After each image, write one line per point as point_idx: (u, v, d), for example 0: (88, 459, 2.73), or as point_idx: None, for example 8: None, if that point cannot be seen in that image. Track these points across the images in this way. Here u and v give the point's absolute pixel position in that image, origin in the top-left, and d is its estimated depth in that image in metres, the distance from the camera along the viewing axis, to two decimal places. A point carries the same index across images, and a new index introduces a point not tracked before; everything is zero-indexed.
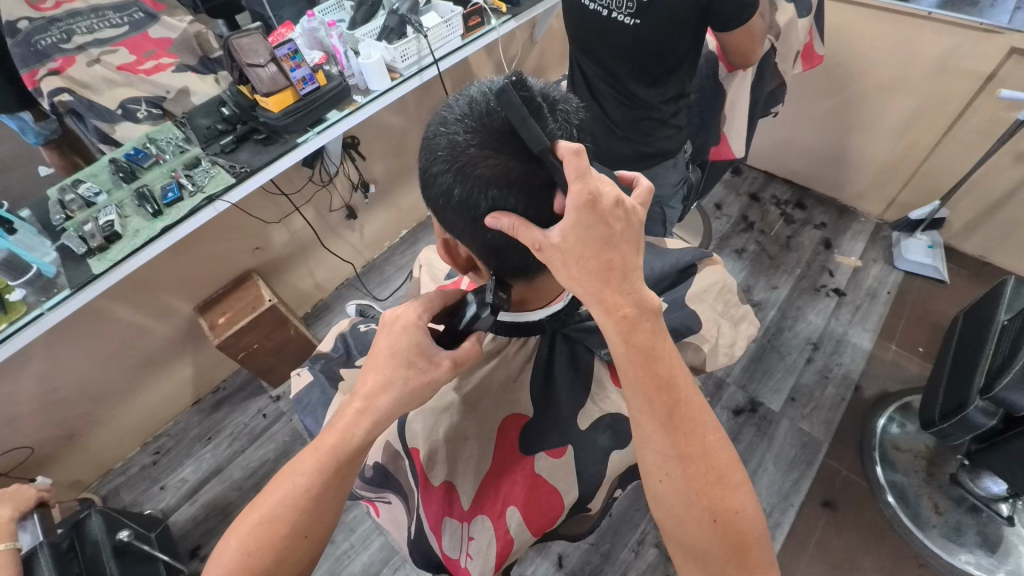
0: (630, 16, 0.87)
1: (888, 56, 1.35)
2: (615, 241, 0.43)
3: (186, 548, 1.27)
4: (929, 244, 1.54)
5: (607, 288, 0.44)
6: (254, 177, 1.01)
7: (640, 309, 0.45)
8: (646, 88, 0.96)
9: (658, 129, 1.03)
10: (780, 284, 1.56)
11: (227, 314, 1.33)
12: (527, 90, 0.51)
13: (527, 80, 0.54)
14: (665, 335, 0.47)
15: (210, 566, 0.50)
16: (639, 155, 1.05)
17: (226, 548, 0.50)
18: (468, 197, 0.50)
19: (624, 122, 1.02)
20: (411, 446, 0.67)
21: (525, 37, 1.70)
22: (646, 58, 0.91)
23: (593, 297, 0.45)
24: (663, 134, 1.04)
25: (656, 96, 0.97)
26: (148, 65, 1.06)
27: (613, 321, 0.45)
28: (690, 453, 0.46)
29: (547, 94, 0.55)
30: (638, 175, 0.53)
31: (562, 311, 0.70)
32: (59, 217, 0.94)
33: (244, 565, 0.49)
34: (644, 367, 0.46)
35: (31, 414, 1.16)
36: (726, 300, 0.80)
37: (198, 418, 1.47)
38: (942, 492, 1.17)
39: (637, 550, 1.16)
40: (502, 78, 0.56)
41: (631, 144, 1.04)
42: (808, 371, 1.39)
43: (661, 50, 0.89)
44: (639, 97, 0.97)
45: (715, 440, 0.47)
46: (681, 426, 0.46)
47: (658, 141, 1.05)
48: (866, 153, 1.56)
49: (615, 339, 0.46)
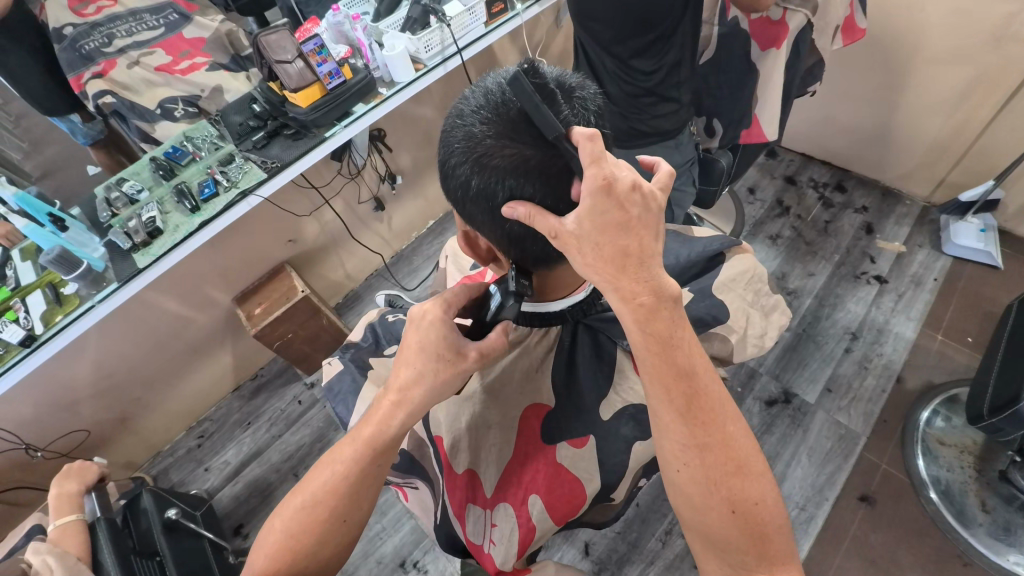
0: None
1: (938, 26, 1.27)
2: (631, 226, 0.43)
3: (230, 526, 1.34)
4: (982, 227, 1.45)
5: (624, 275, 0.43)
6: (284, 172, 1.04)
7: (657, 297, 0.45)
8: (643, 60, 0.93)
9: (656, 105, 1.01)
10: (817, 271, 1.50)
11: (263, 305, 1.38)
12: (540, 77, 0.51)
13: (542, 67, 0.53)
14: (685, 323, 0.47)
15: (261, 542, 0.54)
16: (636, 131, 1.06)
17: (273, 528, 0.54)
18: (485, 188, 0.49)
19: (619, 98, 1.01)
20: (435, 434, 0.69)
21: (550, 22, 1.66)
22: (639, 27, 0.87)
23: (610, 284, 0.44)
24: (663, 110, 1.01)
25: (652, 69, 0.94)
26: (184, 64, 1.10)
27: (630, 309, 0.44)
28: (708, 443, 0.45)
29: (564, 81, 0.54)
30: (658, 159, 0.51)
31: (584, 300, 0.70)
32: (106, 214, 0.99)
33: (288, 545, 0.52)
34: (662, 356, 0.45)
35: (89, 398, 1.24)
36: (756, 290, 0.78)
37: (238, 403, 1.54)
38: (990, 489, 1.12)
39: (664, 540, 1.15)
40: (518, 66, 0.56)
41: (626, 120, 1.04)
42: (846, 361, 1.34)
43: (653, 17, 0.86)
44: (635, 70, 0.95)
45: (735, 430, 0.46)
46: (700, 416, 0.45)
47: (658, 117, 1.02)
48: (912, 132, 1.47)
49: (632, 328, 0.45)
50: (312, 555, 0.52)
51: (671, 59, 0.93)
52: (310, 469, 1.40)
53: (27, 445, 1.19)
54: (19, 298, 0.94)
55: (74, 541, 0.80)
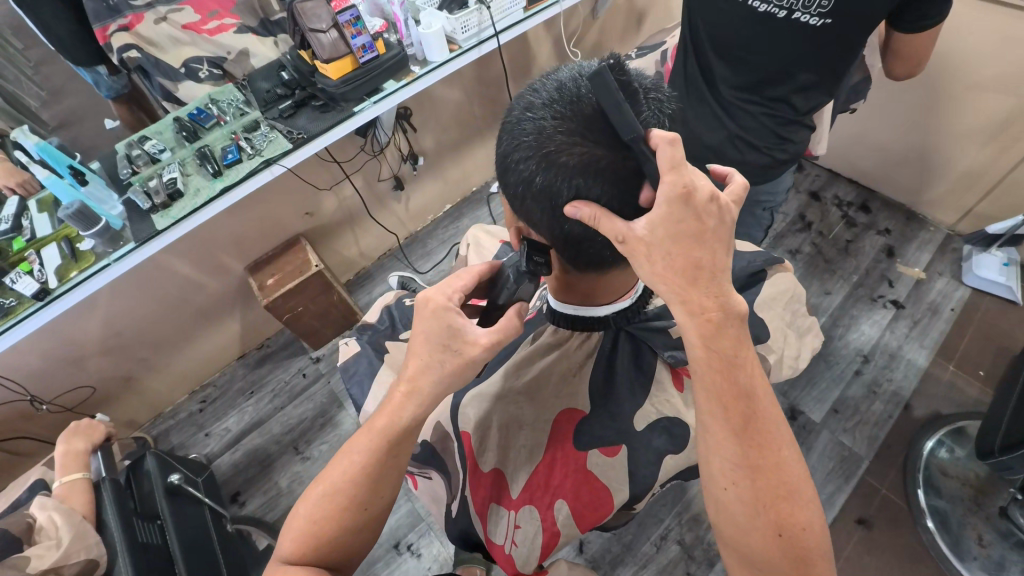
0: (818, 16, 0.83)
1: (985, 52, 1.24)
2: (706, 238, 0.42)
3: (227, 493, 1.34)
4: (1005, 261, 1.43)
5: (693, 288, 0.43)
6: (312, 144, 1.02)
7: (726, 313, 0.44)
8: (797, 95, 0.96)
9: (793, 134, 1.02)
10: (834, 290, 1.49)
11: (275, 276, 1.37)
12: (623, 75, 0.49)
13: (622, 64, 0.52)
14: (748, 343, 0.46)
15: (285, 528, 0.53)
16: (773, 161, 1.05)
17: (297, 513, 0.53)
18: (550, 185, 0.48)
19: (759, 129, 1.01)
20: (462, 429, 0.69)
21: (586, 12, 1.64)
22: (811, 64, 0.89)
23: (677, 296, 0.44)
24: (802, 135, 1.04)
25: (804, 103, 0.97)
26: (212, 25, 1.09)
27: (697, 323, 0.44)
28: (761, 465, 0.44)
29: (641, 81, 0.53)
30: (733, 170, 0.51)
31: (629, 307, 0.71)
32: (127, 171, 0.98)
33: (310, 532, 0.51)
34: (723, 374, 0.45)
35: (96, 355, 1.24)
36: (793, 310, 0.77)
37: (243, 371, 1.54)
38: (987, 524, 1.12)
39: (658, 544, 1.15)
40: (592, 62, 0.54)
41: (766, 153, 1.03)
42: (856, 383, 1.34)
43: (832, 52, 0.87)
44: (790, 101, 0.97)
45: (788, 454, 0.46)
46: (755, 438, 0.45)
47: (793, 145, 1.04)
48: (948, 158, 1.44)
49: (697, 343, 0.45)
50: (336, 541, 0.52)
51: (822, 95, 0.97)
52: (310, 444, 1.40)
53: (31, 397, 1.19)
54: (34, 250, 0.93)
55: (80, 498, 0.81)
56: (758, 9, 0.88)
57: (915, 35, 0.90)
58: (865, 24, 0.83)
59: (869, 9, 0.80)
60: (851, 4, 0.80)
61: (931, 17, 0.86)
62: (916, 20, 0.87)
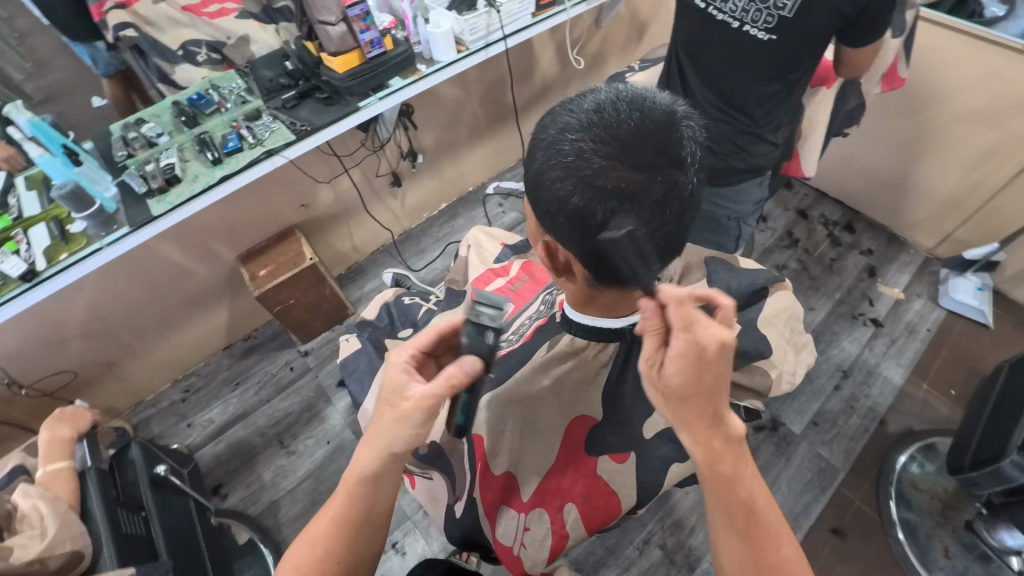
0: (765, 31, 0.88)
1: (969, 86, 1.29)
2: (711, 376, 0.49)
3: (209, 485, 1.32)
4: (979, 286, 1.50)
5: (699, 417, 0.50)
6: (313, 137, 1.00)
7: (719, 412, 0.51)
8: (759, 106, 0.99)
9: (754, 144, 1.05)
10: (818, 306, 1.54)
11: (268, 267, 1.35)
12: (658, 106, 0.52)
13: (657, 95, 0.54)
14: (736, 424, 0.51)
15: None
16: (734, 170, 1.08)
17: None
18: (586, 205, 0.50)
19: (720, 135, 1.04)
20: (474, 433, 0.73)
21: (591, 21, 1.66)
22: (766, 73, 0.93)
23: (684, 428, 0.51)
24: (762, 150, 1.06)
25: (761, 114, 1.00)
26: (212, 8, 1.09)
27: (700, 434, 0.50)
28: (749, 528, 0.49)
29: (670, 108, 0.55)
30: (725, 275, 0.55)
31: (642, 320, 0.69)
32: (122, 154, 0.97)
33: None
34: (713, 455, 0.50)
35: (78, 338, 1.21)
36: (792, 327, 0.80)
37: (228, 362, 1.52)
38: (953, 536, 1.17)
39: (641, 548, 1.18)
40: (625, 86, 0.56)
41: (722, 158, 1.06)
42: (835, 398, 1.38)
43: (780, 59, 0.91)
44: (745, 108, 1.00)
45: (772, 514, 0.50)
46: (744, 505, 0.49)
47: (752, 157, 1.06)
48: (931, 185, 1.50)
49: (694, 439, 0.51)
50: None
51: (780, 105, 1.00)
52: (296, 438, 1.38)
53: (11, 380, 1.15)
54: (21, 229, 0.90)
55: (63, 486, 0.79)
56: (716, 18, 0.94)
57: (861, 49, 0.93)
58: (811, 38, 0.87)
59: (819, 22, 0.85)
60: (798, 16, 0.85)
61: (875, 34, 0.89)
62: (865, 35, 0.90)
